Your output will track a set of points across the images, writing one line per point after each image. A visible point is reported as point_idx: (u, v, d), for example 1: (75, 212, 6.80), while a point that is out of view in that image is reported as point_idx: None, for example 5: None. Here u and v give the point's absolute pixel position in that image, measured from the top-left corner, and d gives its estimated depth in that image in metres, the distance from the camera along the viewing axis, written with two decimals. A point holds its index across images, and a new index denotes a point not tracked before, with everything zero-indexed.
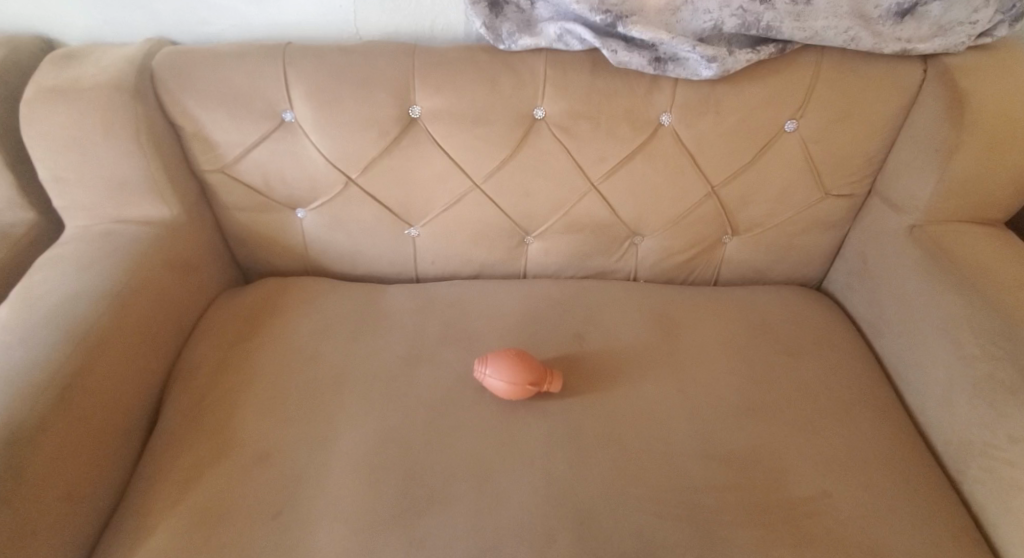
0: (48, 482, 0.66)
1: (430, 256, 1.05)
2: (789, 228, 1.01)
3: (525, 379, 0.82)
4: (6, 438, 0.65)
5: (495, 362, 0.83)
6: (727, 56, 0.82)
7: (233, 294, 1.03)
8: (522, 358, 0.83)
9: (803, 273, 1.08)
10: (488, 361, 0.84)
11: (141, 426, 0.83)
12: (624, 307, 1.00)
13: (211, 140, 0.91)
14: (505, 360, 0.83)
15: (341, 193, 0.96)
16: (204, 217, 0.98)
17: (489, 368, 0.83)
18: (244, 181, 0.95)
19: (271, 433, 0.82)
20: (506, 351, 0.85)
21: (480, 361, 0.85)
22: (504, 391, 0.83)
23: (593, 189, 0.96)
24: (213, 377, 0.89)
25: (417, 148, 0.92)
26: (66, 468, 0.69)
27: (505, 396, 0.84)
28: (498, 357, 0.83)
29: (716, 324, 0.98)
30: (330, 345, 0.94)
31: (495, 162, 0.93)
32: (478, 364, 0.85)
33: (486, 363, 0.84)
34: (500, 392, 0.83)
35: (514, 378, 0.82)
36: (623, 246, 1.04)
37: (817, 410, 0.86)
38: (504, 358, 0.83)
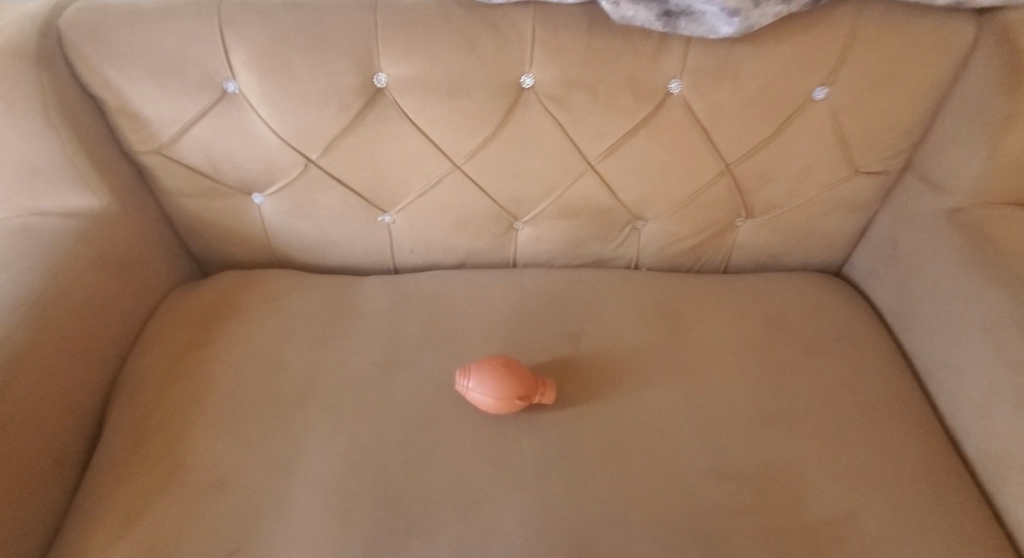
0: None
1: (408, 244, 0.93)
2: (811, 209, 0.90)
3: (524, 390, 0.72)
4: None
5: (493, 386, 0.71)
6: (754, 8, 0.67)
7: (186, 292, 0.92)
8: (522, 377, 0.73)
9: (822, 259, 0.97)
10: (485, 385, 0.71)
11: (74, 450, 0.74)
12: (625, 300, 0.90)
13: (140, 116, 0.76)
14: (491, 372, 0.72)
15: (301, 176, 0.83)
16: (144, 205, 0.86)
17: (485, 392, 0.72)
18: (186, 164, 0.82)
19: (228, 457, 0.74)
20: (502, 370, 0.73)
21: (462, 374, 0.74)
22: (496, 412, 0.73)
23: (590, 168, 0.84)
24: (161, 390, 0.80)
25: (385, 124, 0.78)
26: None
27: (490, 411, 0.74)
28: (495, 382, 0.72)
29: (727, 319, 0.88)
30: (294, 351, 0.83)
31: (478, 140, 0.80)
32: (459, 377, 0.74)
33: (478, 386, 0.72)
34: (489, 409, 0.73)
35: (501, 393, 0.71)
36: (623, 231, 0.92)
37: (840, 417, 0.77)
38: (505, 377, 0.72)
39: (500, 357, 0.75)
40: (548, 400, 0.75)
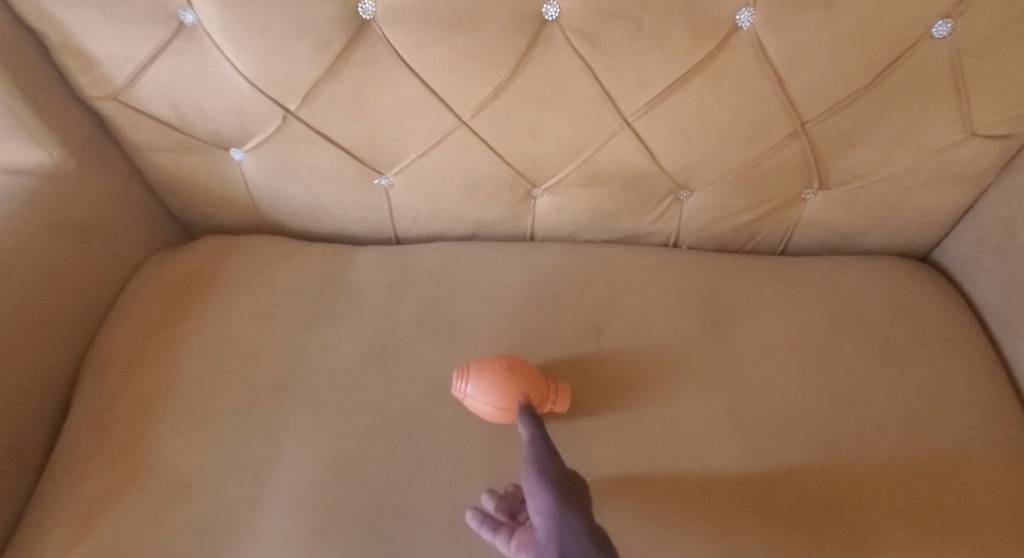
0: None
1: (409, 212, 0.80)
2: (902, 181, 0.72)
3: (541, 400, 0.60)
4: None
5: (505, 402, 0.60)
6: None
7: (162, 259, 0.82)
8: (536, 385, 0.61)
9: (907, 242, 0.80)
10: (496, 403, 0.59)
11: (31, 439, 0.66)
12: (660, 287, 0.76)
13: (87, 54, 0.64)
14: (494, 377, 0.60)
15: (282, 131, 0.71)
16: (107, 160, 0.75)
17: (495, 408, 0.60)
18: (150, 113, 0.70)
19: (194, 454, 0.65)
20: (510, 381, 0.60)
21: (459, 376, 0.62)
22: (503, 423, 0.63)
23: (627, 126, 0.68)
24: (128, 374, 0.70)
25: (376, 68, 0.64)
26: None
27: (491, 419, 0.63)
28: (505, 397, 0.60)
29: (785, 314, 0.74)
30: (276, 336, 0.74)
31: (489, 89, 0.65)
32: (456, 379, 0.62)
33: (484, 403, 0.60)
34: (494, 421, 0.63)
35: (505, 404, 0.60)
36: (663, 203, 0.77)
37: (918, 445, 0.63)
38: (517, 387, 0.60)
39: (502, 361, 0.62)
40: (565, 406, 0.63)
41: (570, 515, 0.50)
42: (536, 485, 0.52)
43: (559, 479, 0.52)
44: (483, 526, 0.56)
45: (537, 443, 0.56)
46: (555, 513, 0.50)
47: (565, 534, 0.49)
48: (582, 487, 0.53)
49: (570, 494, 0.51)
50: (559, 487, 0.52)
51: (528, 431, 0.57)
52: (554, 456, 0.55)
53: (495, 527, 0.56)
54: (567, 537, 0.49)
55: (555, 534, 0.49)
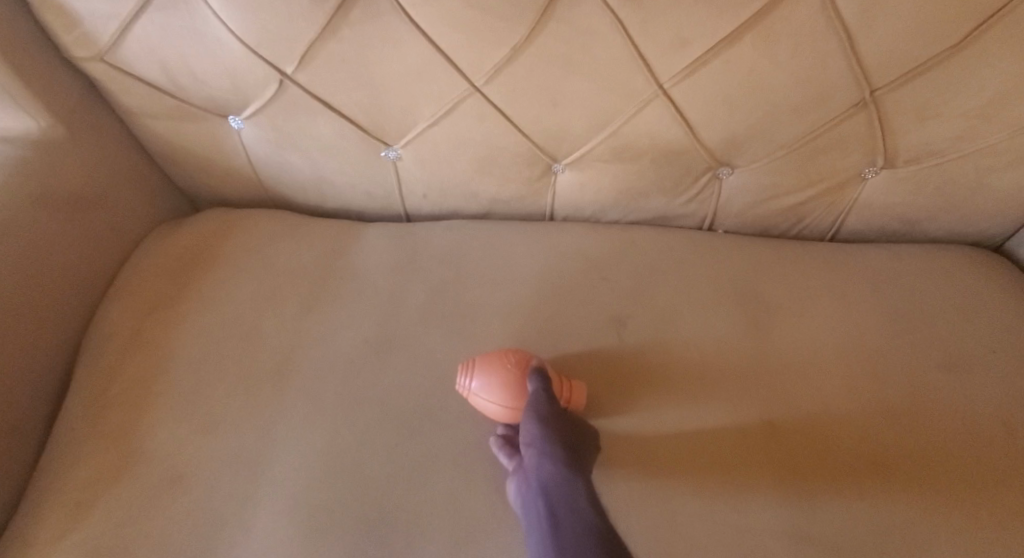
0: None
1: (419, 188, 0.74)
2: (982, 161, 0.62)
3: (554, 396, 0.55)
4: None
5: (515, 403, 0.55)
6: None
7: (163, 234, 0.78)
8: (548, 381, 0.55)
9: (980, 231, 0.70)
10: (507, 405, 0.54)
11: (29, 422, 0.63)
12: (692, 276, 0.68)
13: (68, 10, 0.58)
14: (501, 375, 0.55)
15: (279, 96, 0.65)
16: (102, 127, 0.71)
17: (505, 409, 0.55)
18: (141, 77, 0.65)
19: (188, 443, 0.61)
20: (518, 380, 0.55)
21: (463, 372, 0.56)
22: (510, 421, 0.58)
23: (662, 93, 0.59)
24: (123, 355, 0.67)
25: (379, 25, 0.57)
26: None
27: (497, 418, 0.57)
28: (513, 397, 0.55)
29: (833, 311, 0.66)
30: (277, 320, 0.70)
31: (505, 49, 0.57)
32: (459, 376, 0.56)
33: (492, 404, 0.55)
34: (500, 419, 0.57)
35: (513, 402, 0.55)
36: (699, 182, 0.68)
37: (986, 466, 0.55)
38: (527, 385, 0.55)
39: (507, 358, 0.56)
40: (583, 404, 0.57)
41: (557, 447, 0.52)
42: (528, 419, 0.52)
43: (551, 415, 0.53)
44: (501, 451, 0.58)
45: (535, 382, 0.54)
46: (542, 445, 0.52)
47: (548, 465, 0.51)
48: (571, 420, 0.55)
49: (559, 428, 0.53)
50: (551, 423, 0.52)
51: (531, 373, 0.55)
52: (550, 394, 0.54)
53: (510, 452, 0.57)
54: (551, 466, 0.51)
55: (540, 462, 0.51)
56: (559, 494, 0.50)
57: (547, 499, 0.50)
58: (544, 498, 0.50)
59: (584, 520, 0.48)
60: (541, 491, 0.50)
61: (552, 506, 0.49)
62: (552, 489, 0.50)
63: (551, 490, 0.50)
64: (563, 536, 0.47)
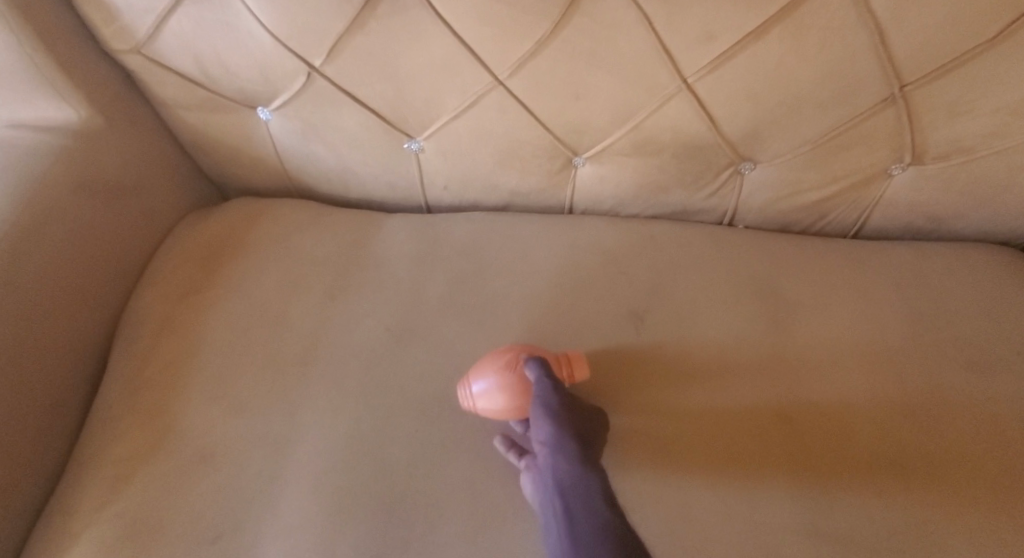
0: None
1: (440, 179, 0.75)
2: (1014, 158, 0.61)
3: (564, 392, 0.55)
4: None
5: (519, 398, 0.55)
6: None
7: (194, 222, 0.80)
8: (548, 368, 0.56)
9: (1009, 230, 0.69)
10: (500, 373, 0.55)
11: (70, 398, 0.66)
12: (711, 272, 0.68)
13: (108, 4, 0.60)
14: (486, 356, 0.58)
15: (306, 88, 0.66)
16: (137, 117, 0.73)
17: (502, 383, 0.55)
18: (175, 69, 0.67)
19: (217, 424, 0.64)
20: (520, 376, 0.55)
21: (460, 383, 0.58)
22: (517, 406, 0.55)
23: (685, 87, 0.59)
24: (157, 339, 0.69)
25: (405, 18, 0.58)
26: None
27: (505, 391, 0.55)
28: (519, 393, 0.55)
29: (854, 308, 0.65)
30: (302, 307, 0.72)
31: (529, 43, 0.58)
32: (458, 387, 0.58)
33: (500, 404, 0.55)
34: (507, 404, 0.55)
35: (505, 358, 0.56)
36: (720, 177, 0.68)
37: (1008, 468, 0.55)
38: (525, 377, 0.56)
39: (502, 357, 0.56)
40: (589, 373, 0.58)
41: (570, 444, 0.51)
42: (540, 418, 0.53)
43: (563, 412, 0.53)
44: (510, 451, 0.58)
45: (541, 379, 0.54)
46: (555, 444, 0.52)
47: (563, 463, 0.51)
48: (584, 418, 0.54)
49: (571, 426, 0.52)
50: (563, 421, 0.52)
51: (534, 370, 0.55)
52: (558, 390, 0.54)
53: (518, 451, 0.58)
54: (565, 464, 0.51)
55: (555, 461, 0.51)
56: (575, 492, 0.49)
57: (562, 497, 0.49)
58: (559, 496, 0.49)
59: (601, 517, 0.47)
60: (557, 489, 0.50)
61: (568, 503, 0.48)
62: (567, 487, 0.49)
63: (566, 488, 0.49)
64: (579, 534, 0.46)
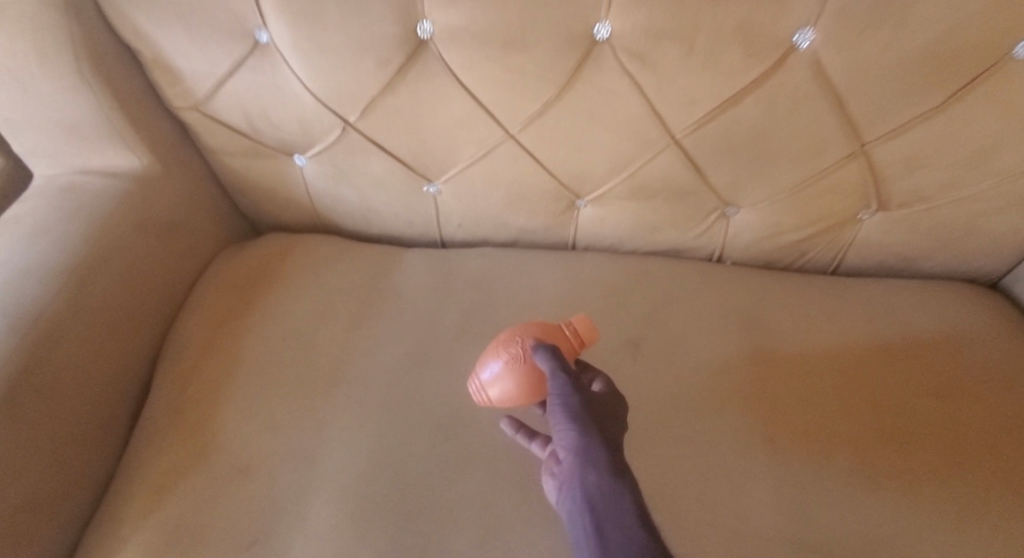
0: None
1: (455, 218, 0.83)
2: (970, 206, 0.68)
3: (581, 389, 0.51)
4: None
5: (531, 387, 0.51)
6: None
7: (231, 254, 0.89)
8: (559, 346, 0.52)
9: (971, 268, 0.76)
10: (507, 362, 0.51)
11: (120, 414, 0.73)
12: (701, 304, 0.75)
13: (173, 69, 0.69)
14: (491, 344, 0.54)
15: (340, 139, 0.74)
16: (187, 162, 0.81)
17: (511, 369, 0.51)
18: (225, 122, 0.76)
19: (253, 440, 0.70)
20: (531, 365, 0.51)
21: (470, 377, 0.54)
22: (530, 390, 0.51)
23: (674, 142, 0.67)
24: (199, 361, 0.77)
25: (430, 83, 0.66)
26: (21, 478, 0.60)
27: (514, 372, 0.51)
28: (534, 378, 0.51)
29: (832, 339, 0.72)
30: (329, 334, 0.79)
31: (537, 104, 0.66)
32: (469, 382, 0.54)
33: (516, 391, 0.51)
34: (519, 388, 0.51)
35: (508, 339, 0.52)
36: (708, 219, 0.76)
37: (969, 486, 0.60)
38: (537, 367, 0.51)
39: (509, 350, 0.51)
40: (598, 334, 0.56)
41: (596, 454, 0.49)
42: (563, 424, 0.50)
43: (585, 416, 0.50)
44: (519, 433, 0.62)
45: (557, 378, 0.50)
46: (580, 453, 0.49)
47: (590, 475, 0.49)
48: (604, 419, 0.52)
49: (595, 431, 0.50)
50: (586, 426, 0.50)
51: (547, 366, 0.50)
52: (578, 388, 0.50)
53: (528, 435, 0.62)
54: (593, 476, 0.48)
55: (582, 471, 0.49)
56: (605, 506, 0.48)
57: (592, 512, 0.48)
58: (589, 512, 0.48)
59: (634, 535, 0.46)
60: (586, 504, 0.48)
61: (598, 518, 0.47)
62: (597, 500, 0.48)
63: (596, 503, 0.48)
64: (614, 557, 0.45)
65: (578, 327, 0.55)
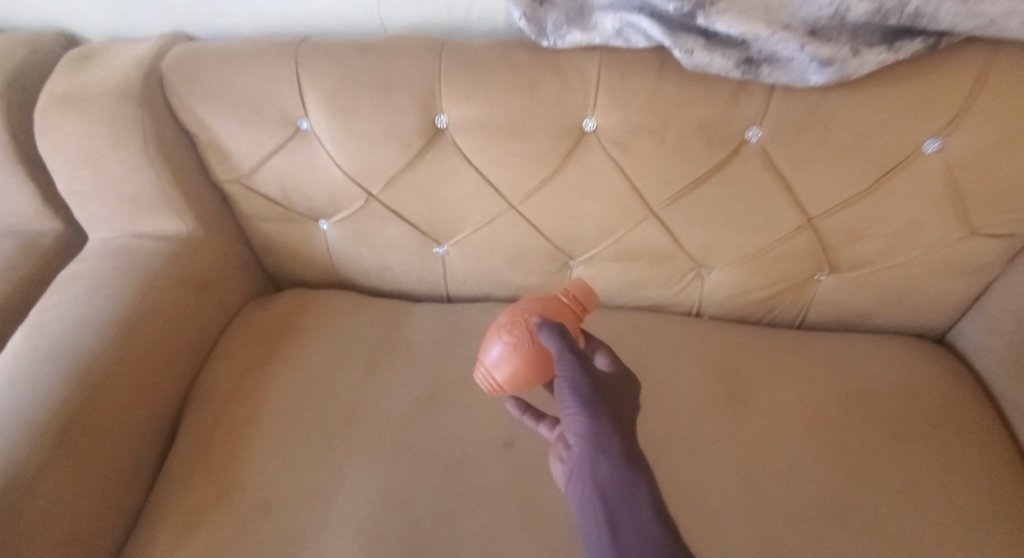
0: (50, 528, 0.64)
1: (461, 276, 0.93)
2: (909, 270, 0.79)
3: (589, 376, 0.55)
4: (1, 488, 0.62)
5: (534, 364, 0.56)
6: (851, 56, 0.60)
7: (256, 308, 0.98)
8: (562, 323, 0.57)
9: (919, 324, 0.86)
10: (508, 344, 0.56)
11: (152, 453, 0.80)
12: (682, 355, 0.84)
13: (223, 150, 0.81)
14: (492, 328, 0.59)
15: (362, 208, 0.85)
16: (224, 226, 0.92)
17: (513, 349, 0.56)
18: (261, 193, 0.86)
19: (275, 478, 0.77)
20: (534, 344, 0.56)
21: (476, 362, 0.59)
22: (533, 367, 0.56)
23: (653, 214, 0.78)
24: (226, 406, 0.84)
25: (444, 163, 0.78)
26: (68, 511, 0.66)
27: (516, 352, 0.56)
28: (539, 356, 0.56)
29: (799, 387, 0.80)
30: (346, 380, 0.87)
31: (535, 181, 0.77)
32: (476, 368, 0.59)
33: (520, 370, 0.56)
34: (522, 366, 0.56)
35: (508, 322, 0.57)
36: (685, 279, 0.86)
37: (926, 521, 0.67)
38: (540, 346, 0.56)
39: (511, 333, 0.56)
40: (595, 300, 0.62)
41: (606, 440, 0.53)
42: (574, 410, 0.54)
43: (595, 404, 0.55)
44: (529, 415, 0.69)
45: (565, 358, 0.54)
46: (591, 440, 0.54)
47: (602, 461, 0.53)
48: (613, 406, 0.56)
49: (605, 419, 0.54)
50: (597, 413, 0.54)
51: (553, 345, 0.55)
52: (587, 374, 0.55)
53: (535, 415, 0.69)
54: (604, 462, 0.52)
55: (593, 458, 0.53)
56: (616, 492, 0.51)
57: (603, 498, 0.51)
58: (600, 498, 0.51)
59: (643, 521, 0.49)
60: (597, 490, 0.52)
61: (609, 505, 0.51)
62: (607, 486, 0.52)
63: (607, 489, 0.52)
64: (625, 543, 0.49)
65: (572, 300, 0.60)
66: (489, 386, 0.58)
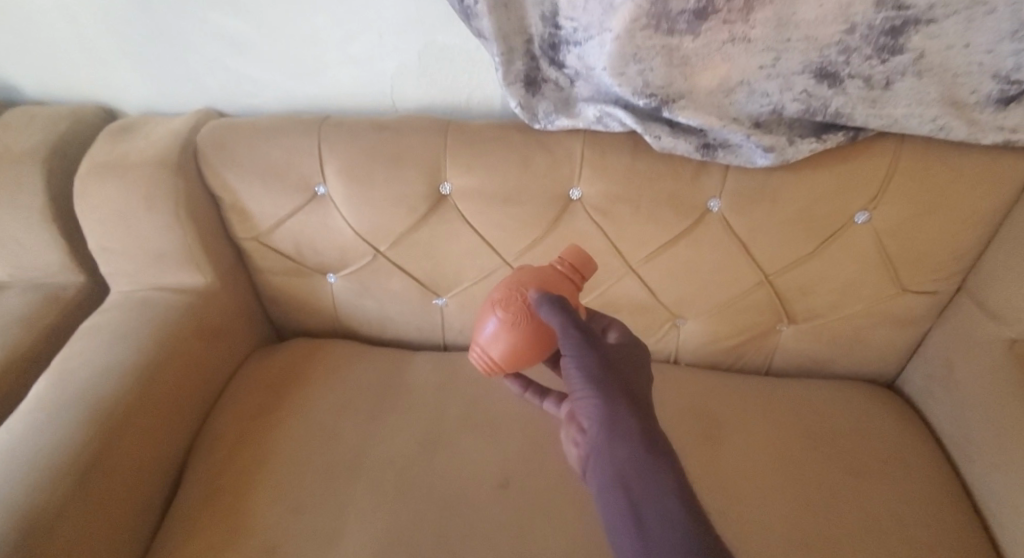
0: None
1: (458, 326, 1.01)
2: (856, 322, 0.89)
3: (600, 356, 0.58)
4: (26, 526, 0.65)
5: (535, 339, 0.56)
6: (788, 146, 0.73)
7: (263, 356, 1.04)
8: (560, 296, 0.57)
9: (871, 370, 0.95)
10: (505, 319, 0.56)
11: (162, 495, 0.84)
12: (661, 399, 0.91)
13: (246, 211, 0.90)
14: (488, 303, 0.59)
15: (369, 264, 0.94)
16: (238, 280, 0.99)
17: (510, 323, 0.56)
18: (276, 249, 0.95)
19: (280, 517, 0.81)
20: (533, 317, 0.56)
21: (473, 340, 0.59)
22: (530, 340, 0.56)
23: (632, 271, 0.88)
24: (233, 449, 0.89)
25: (445, 225, 0.87)
26: (85, 549, 0.69)
27: (512, 327, 0.56)
28: (538, 330, 0.56)
29: (766, 428, 0.88)
30: (348, 424, 0.92)
31: (527, 242, 0.87)
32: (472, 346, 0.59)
33: (517, 344, 0.56)
34: (519, 341, 0.56)
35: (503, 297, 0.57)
36: (662, 329, 0.95)
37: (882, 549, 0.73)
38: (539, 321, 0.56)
39: (507, 309, 0.56)
40: (590, 268, 0.61)
41: (623, 421, 0.56)
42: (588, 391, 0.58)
43: (609, 385, 0.58)
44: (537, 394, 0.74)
45: (569, 333, 0.55)
46: (608, 421, 0.57)
47: (619, 441, 0.56)
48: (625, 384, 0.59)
49: (620, 399, 0.57)
50: (612, 394, 0.57)
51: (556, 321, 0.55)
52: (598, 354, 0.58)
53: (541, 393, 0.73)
54: (621, 442, 0.56)
55: (610, 439, 0.56)
56: (636, 471, 0.55)
57: (624, 477, 0.55)
58: (620, 477, 0.55)
59: (662, 498, 0.53)
60: (617, 470, 0.55)
61: (629, 484, 0.54)
62: (626, 465, 0.55)
63: (626, 469, 0.55)
64: (647, 520, 0.52)
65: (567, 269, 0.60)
66: (488, 363, 0.59)
